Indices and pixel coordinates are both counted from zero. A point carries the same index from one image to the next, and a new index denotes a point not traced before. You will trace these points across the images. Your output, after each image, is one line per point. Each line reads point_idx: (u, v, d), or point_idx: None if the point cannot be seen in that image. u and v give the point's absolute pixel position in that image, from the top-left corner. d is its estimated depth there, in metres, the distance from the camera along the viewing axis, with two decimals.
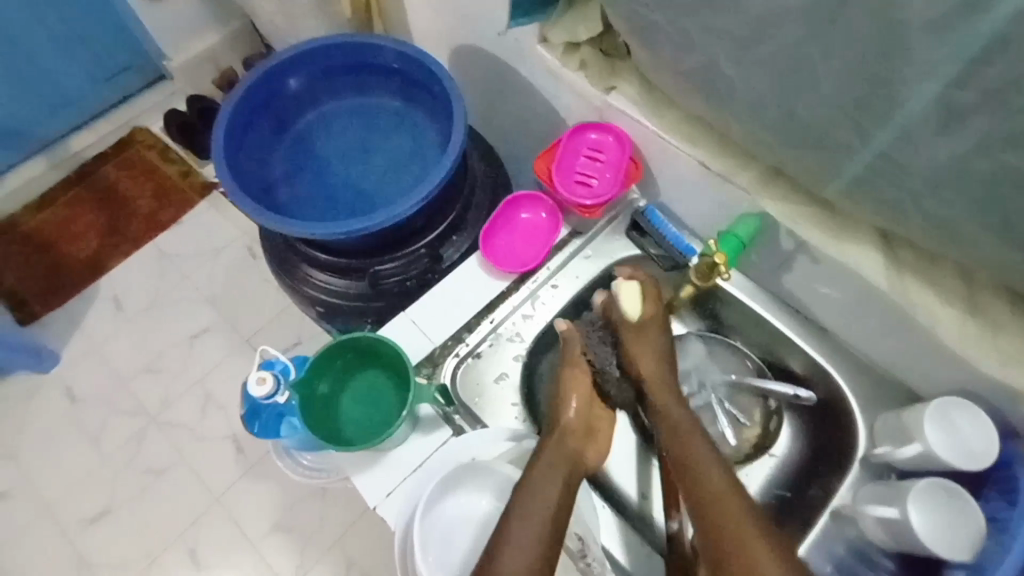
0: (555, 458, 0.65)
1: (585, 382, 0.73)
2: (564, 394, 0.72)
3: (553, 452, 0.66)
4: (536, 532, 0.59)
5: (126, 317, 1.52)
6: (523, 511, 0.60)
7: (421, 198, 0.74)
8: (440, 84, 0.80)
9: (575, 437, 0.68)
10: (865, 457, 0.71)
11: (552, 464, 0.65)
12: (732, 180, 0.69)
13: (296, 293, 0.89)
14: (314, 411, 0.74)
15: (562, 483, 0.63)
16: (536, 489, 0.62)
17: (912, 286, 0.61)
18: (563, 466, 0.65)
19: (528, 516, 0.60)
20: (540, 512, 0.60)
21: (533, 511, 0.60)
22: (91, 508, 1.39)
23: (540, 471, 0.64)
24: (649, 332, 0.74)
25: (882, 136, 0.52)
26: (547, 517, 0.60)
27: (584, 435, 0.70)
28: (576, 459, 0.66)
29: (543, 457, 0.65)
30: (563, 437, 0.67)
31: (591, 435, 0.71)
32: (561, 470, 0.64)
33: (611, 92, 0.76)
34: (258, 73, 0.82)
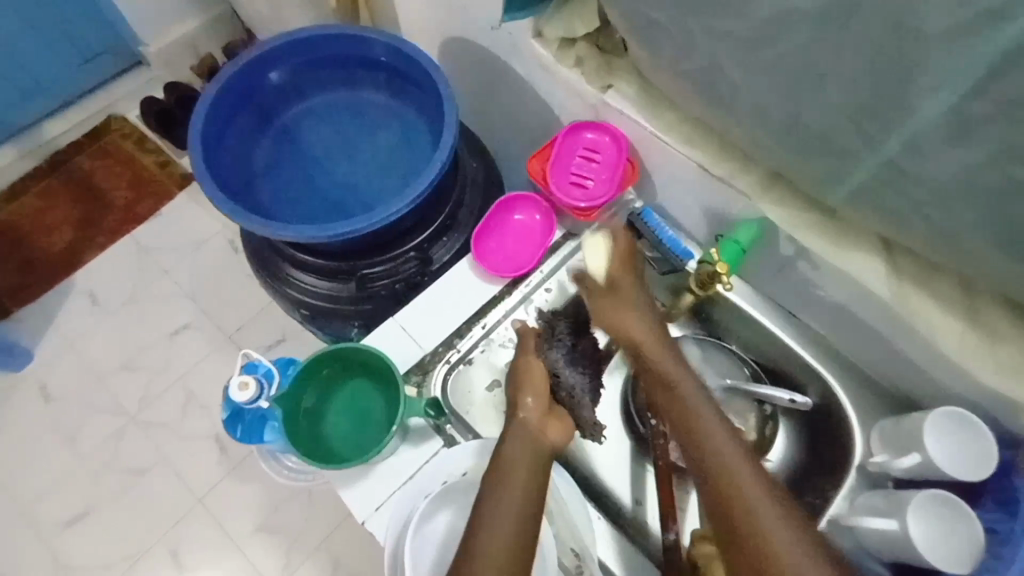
0: (522, 442, 0.62)
1: (543, 370, 0.69)
2: (518, 390, 0.67)
3: (516, 437, 0.63)
4: (513, 518, 0.56)
5: (102, 313, 1.47)
6: (495, 502, 0.57)
7: (410, 199, 0.71)
8: (430, 79, 0.77)
9: (538, 416, 0.65)
10: (862, 465, 0.70)
11: (517, 447, 0.62)
12: (732, 185, 0.68)
13: (280, 295, 0.86)
14: (299, 424, 0.71)
15: (529, 462, 0.60)
16: (507, 477, 0.59)
17: (912, 295, 0.61)
18: (530, 449, 0.62)
19: (500, 503, 0.57)
20: (511, 505, 0.57)
21: (505, 505, 0.57)
22: (68, 510, 1.35)
23: (506, 461, 0.60)
24: (626, 290, 0.69)
25: (888, 144, 0.50)
26: (521, 502, 0.58)
27: (546, 414, 0.66)
28: (541, 439, 0.63)
29: (508, 444, 0.62)
30: (524, 421, 0.64)
31: (554, 415, 0.67)
32: (528, 446, 0.62)
33: (608, 91, 0.74)
34: (238, 64, 0.78)
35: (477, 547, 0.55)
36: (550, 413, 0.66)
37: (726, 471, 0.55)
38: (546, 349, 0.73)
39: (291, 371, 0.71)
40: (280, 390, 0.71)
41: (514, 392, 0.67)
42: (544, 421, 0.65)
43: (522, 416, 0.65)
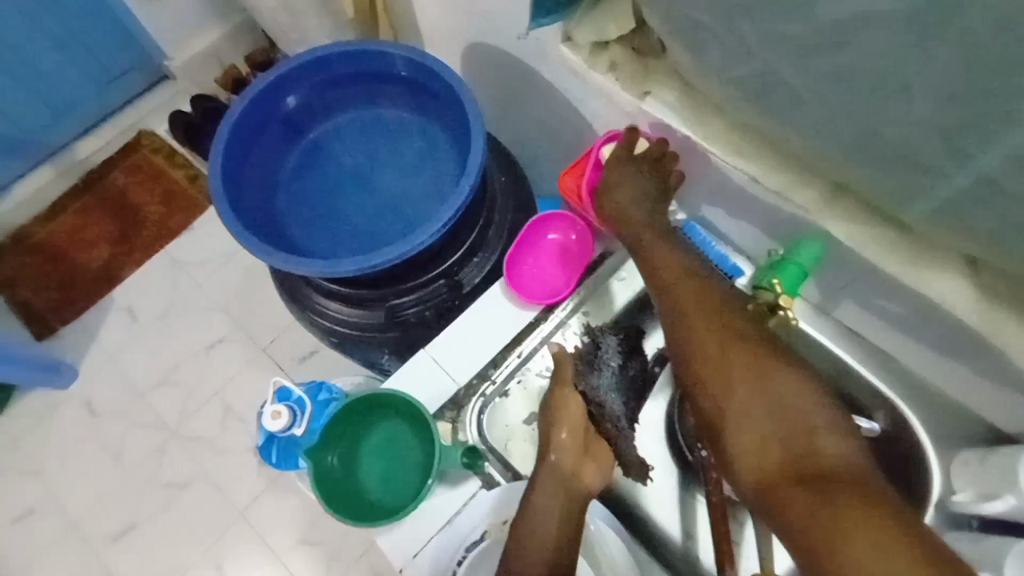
0: (552, 495, 0.59)
1: (577, 404, 0.65)
2: (550, 424, 0.64)
3: (546, 487, 0.60)
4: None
5: (141, 329, 1.49)
6: (522, 563, 0.56)
7: (440, 225, 0.67)
8: (454, 95, 0.73)
9: (572, 458, 0.62)
10: (942, 503, 0.63)
11: (545, 498, 0.59)
12: (788, 199, 0.62)
13: (310, 323, 0.84)
14: (334, 473, 0.68)
15: (560, 517, 0.58)
16: (533, 531, 0.57)
17: (1002, 319, 0.54)
18: (560, 500, 0.59)
19: (528, 566, 0.55)
20: (536, 564, 0.56)
21: (531, 563, 0.56)
22: (117, 524, 1.38)
23: (533, 514, 0.58)
24: (619, 181, 0.69)
25: (983, 159, 0.44)
26: (547, 568, 0.56)
27: (580, 454, 0.63)
28: (572, 483, 0.60)
29: (537, 494, 0.59)
30: (556, 463, 0.61)
31: (589, 454, 0.64)
32: (557, 499, 0.59)
33: (646, 98, 0.68)
34: (257, 87, 0.75)
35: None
36: (584, 451, 0.63)
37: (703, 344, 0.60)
38: (586, 375, 0.68)
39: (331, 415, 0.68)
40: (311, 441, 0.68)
41: (548, 426, 0.64)
42: (579, 462, 0.62)
43: (553, 458, 0.61)
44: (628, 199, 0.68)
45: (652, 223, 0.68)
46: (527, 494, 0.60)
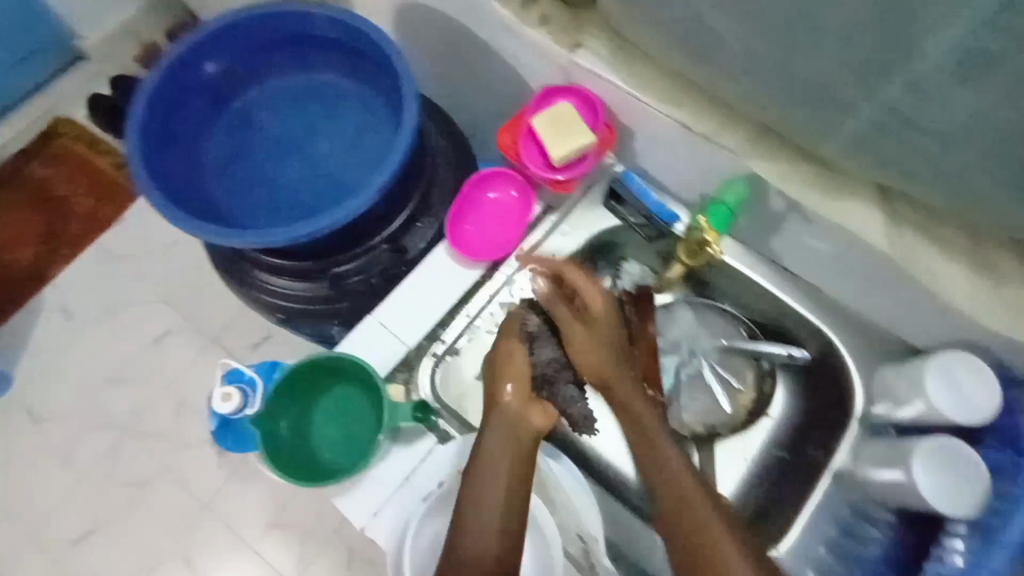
0: (503, 438, 0.60)
1: (522, 357, 0.66)
2: (499, 372, 0.65)
3: (496, 433, 0.61)
4: (496, 519, 0.56)
5: (79, 328, 1.41)
6: (477, 502, 0.56)
7: (376, 188, 0.66)
8: (383, 56, 0.71)
9: (518, 403, 0.63)
10: (864, 415, 0.70)
11: (498, 442, 0.60)
12: (718, 142, 0.63)
13: (252, 300, 0.82)
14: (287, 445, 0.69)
15: (512, 458, 0.59)
16: (485, 475, 0.57)
17: (914, 243, 0.58)
18: (511, 442, 0.60)
19: (484, 509, 0.56)
20: (492, 506, 0.56)
21: (488, 504, 0.56)
22: (75, 530, 1.33)
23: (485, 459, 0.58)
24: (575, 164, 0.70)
25: (888, 90, 0.46)
26: (502, 509, 0.56)
27: (527, 399, 0.64)
28: (522, 426, 0.61)
29: (488, 438, 0.60)
30: (503, 410, 0.62)
31: (536, 401, 0.65)
32: (508, 443, 0.60)
33: (578, 50, 0.68)
34: (172, 55, 0.71)
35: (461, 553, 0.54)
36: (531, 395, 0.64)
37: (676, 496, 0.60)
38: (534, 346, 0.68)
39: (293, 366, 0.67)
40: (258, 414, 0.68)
41: (498, 375, 0.65)
42: (525, 406, 0.63)
43: (502, 405, 0.63)
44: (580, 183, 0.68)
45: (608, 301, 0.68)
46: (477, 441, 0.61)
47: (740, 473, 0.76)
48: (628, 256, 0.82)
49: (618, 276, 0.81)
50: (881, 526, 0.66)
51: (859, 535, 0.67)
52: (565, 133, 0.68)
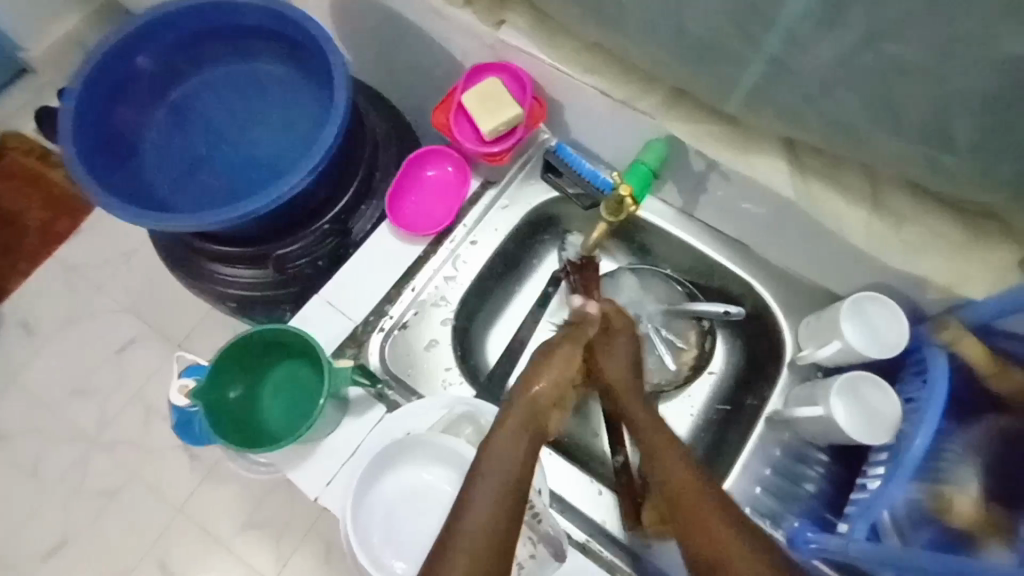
0: (519, 429, 0.58)
1: (561, 347, 0.66)
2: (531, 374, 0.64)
3: (518, 416, 0.60)
4: (494, 505, 0.52)
5: (39, 341, 1.40)
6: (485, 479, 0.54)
7: (310, 168, 0.69)
8: (313, 41, 0.74)
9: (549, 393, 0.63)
10: (793, 361, 0.74)
11: (516, 432, 0.58)
12: (636, 107, 0.67)
13: (205, 291, 0.84)
14: (230, 416, 0.68)
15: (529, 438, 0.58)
16: (497, 451, 0.56)
17: (816, 190, 0.62)
18: (525, 431, 0.59)
19: (493, 482, 0.53)
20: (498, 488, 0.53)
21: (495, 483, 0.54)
22: (46, 542, 1.32)
23: (498, 448, 0.56)
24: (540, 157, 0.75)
25: (769, 40, 0.51)
26: (510, 497, 0.53)
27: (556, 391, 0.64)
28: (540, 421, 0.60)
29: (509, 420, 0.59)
30: (536, 394, 0.62)
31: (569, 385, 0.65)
32: (524, 439, 0.58)
33: (502, 27, 0.70)
34: (103, 48, 0.72)
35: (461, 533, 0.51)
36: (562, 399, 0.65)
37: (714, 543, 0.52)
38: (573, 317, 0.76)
39: (246, 334, 0.67)
40: (200, 382, 0.66)
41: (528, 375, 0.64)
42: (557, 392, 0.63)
43: (532, 392, 0.62)
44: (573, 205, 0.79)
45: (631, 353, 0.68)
46: (492, 431, 0.58)
47: (690, 422, 0.79)
48: (571, 229, 0.85)
49: (562, 250, 0.84)
50: (815, 465, 0.70)
51: (793, 476, 0.71)
52: (496, 107, 0.71)
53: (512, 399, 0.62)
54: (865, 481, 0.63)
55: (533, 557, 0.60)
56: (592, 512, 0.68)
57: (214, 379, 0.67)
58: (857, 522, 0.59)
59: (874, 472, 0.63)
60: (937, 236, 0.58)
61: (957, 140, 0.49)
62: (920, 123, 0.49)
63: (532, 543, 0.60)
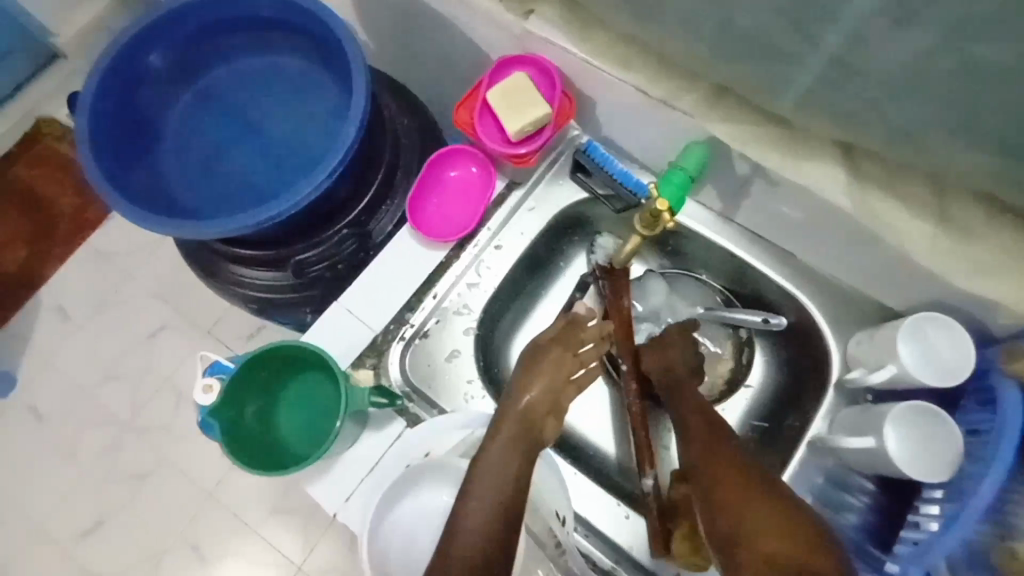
0: (510, 443, 0.53)
1: (553, 358, 0.61)
2: (522, 383, 0.59)
3: (506, 429, 0.55)
4: (487, 523, 0.48)
5: (75, 326, 1.43)
6: (479, 494, 0.49)
7: (328, 171, 0.66)
8: (332, 35, 0.70)
9: (541, 405, 0.58)
10: (840, 382, 0.68)
11: (506, 448, 0.53)
12: (675, 106, 0.61)
13: (227, 292, 0.82)
14: (242, 436, 0.67)
15: (522, 450, 0.53)
16: (489, 462, 0.51)
17: (876, 201, 0.56)
18: (517, 446, 0.53)
19: (485, 496, 0.49)
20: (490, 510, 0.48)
21: (487, 504, 0.49)
22: (85, 521, 1.36)
23: (488, 466, 0.51)
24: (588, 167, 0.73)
25: (832, 38, 0.45)
26: (501, 513, 0.48)
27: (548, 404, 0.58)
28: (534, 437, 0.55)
29: (498, 435, 0.54)
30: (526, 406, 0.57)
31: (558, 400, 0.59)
32: (515, 453, 0.53)
33: (531, 17, 0.65)
34: (116, 43, 0.70)
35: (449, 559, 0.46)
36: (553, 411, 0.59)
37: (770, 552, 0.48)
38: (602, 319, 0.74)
39: (251, 353, 0.65)
40: (214, 403, 0.65)
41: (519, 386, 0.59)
42: (550, 406, 0.58)
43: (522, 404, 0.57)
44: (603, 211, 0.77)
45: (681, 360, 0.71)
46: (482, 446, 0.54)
47: None
48: (601, 230, 0.80)
49: (591, 251, 0.80)
50: (859, 494, 0.65)
51: (835, 505, 0.66)
52: (525, 107, 0.66)
53: (501, 409, 0.57)
54: (917, 519, 0.59)
55: None
56: (617, 537, 0.66)
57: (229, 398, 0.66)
58: (908, 566, 0.55)
59: (928, 511, 0.58)
60: (1015, 256, 0.52)
61: None
62: (1004, 134, 0.43)
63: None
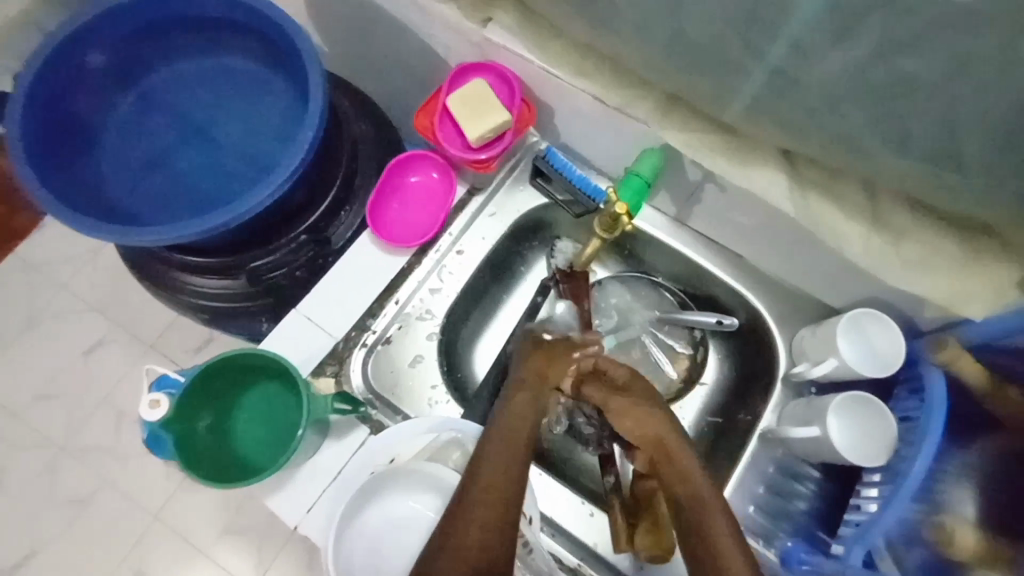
0: (532, 397, 0.61)
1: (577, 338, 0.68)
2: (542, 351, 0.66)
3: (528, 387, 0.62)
4: (505, 459, 0.54)
5: (5, 342, 1.33)
6: (499, 442, 0.55)
7: (285, 177, 0.65)
8: (288, 38, 0.69)
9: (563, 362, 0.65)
10: (787, 377, 0.72)
11: (530, 401, 0.60)
12: (630, 114, 0.64)
13: (176, 302, 0.79)
14: (195, 450, 0.63)
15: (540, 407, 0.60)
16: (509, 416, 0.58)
17: (817, 205, 0.60)
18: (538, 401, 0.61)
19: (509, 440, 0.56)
20: (505, 454, 0.55)
21: (504, 450, 0.55)
22: (17, 552, 1.27)
23: (507, 419, 0.58)
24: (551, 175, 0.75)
25: (775, 51, 0.48)
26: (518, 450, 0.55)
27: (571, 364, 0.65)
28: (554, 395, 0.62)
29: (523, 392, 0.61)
30: (547, 365, 0.64)
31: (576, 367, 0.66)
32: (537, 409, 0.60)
33: (488, 25, 0.66)
34: (52, 40, 0.66)
35: (469, 494, 0.51)
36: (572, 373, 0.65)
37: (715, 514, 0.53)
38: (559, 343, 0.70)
39: (206, 360, 0.63)
40: (165, 417, 0.62)
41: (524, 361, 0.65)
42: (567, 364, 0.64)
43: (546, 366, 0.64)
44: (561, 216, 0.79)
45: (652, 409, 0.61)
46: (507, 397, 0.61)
47: None
48: (560, 235, 0.82)
49: (551, 256, 0.82)
50: (807, 482, 0.69)
51: (785, 492, 0.70)
52: (485, 113, 0.67)
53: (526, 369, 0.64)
54: (859, 502, 0.63)
55: None
56: (583, 536, 0.66)
57: (181, 409, 0.63)
58: (852, 547, 0.58)
59: (868, 493, 0.62)
60: (940, 254, 0.56)
61: (965, 158, 0.47)
62: (926, 141, 0.47)
63: None
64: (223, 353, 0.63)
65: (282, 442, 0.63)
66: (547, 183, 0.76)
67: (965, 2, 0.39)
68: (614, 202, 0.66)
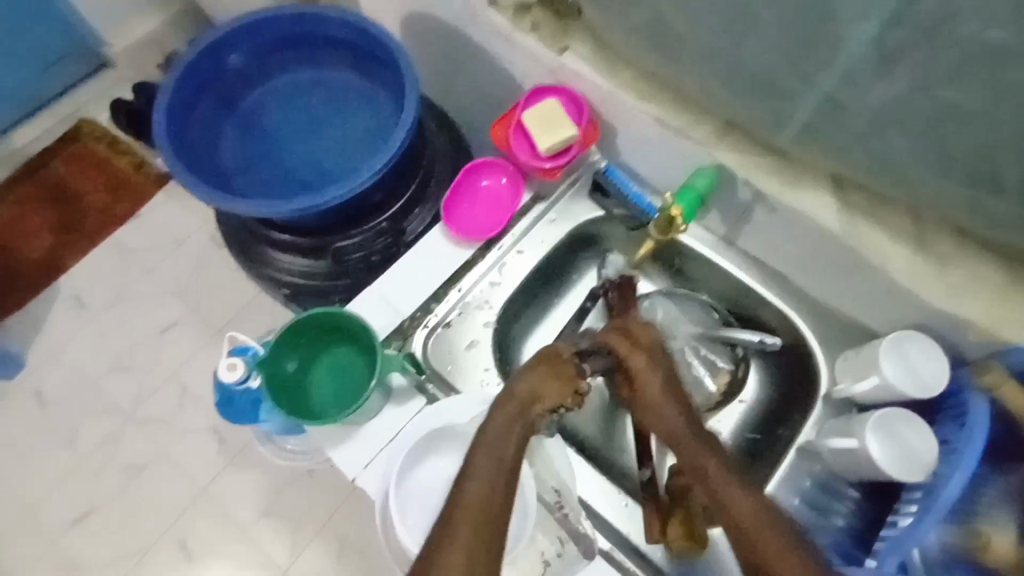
0: (509, 420, 0.59)
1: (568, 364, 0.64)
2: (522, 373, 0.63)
3: (501, 410, 0.60)
4: (486, 482, 0.55)
5: (89, 317, 1.38)
6: (477, 472, 0.56)
7: (374, 169, 0.74)
8: (389, 54, 0.80)
9: (531, 379, 0.62)
10: (828, 395, 0.74)
11: (507, 424, 0.59)
12: (689, 136, 0.70)
13: (261, 277, 0.88)
14: (278, 388, 0.72)
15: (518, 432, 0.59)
16: (486, 442, 0.57)
17: (863, 227, 0.63)
18: (515, 424, 0.59)
19: (488, 467, 0.56)
20: (485, 481, 0.55)
21: (482, 480, 0.55)
22: (74, 510, 1.27)
23: (488, 441, 0.58)
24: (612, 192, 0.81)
25: (827, 79, 0.53)
26: (497, 482, 0.56)
27: (541, 377, 0.62)
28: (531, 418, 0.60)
29: (496, 416, 0.59)
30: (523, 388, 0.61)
31: (551, 373, 0.63)
32: (514, 431, 0.59)
33: (565, 53, 0.75)
34: (198, 49, 0.80)
35: (457, 513, 0.54)
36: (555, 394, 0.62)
37: (756, 537, 0.54)
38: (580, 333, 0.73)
39: (303, 314, 0.72)
40: (263, 356, 0.73)
41: (523, 374, 0.63)
42: (541, 384, 0.62)
43: (519, 390, 0.61)
44: (617, 232, 0.85)
45: (664, 371, 0.65)
46: (487, 417, 0.60)
47: None
48: (611, 248, 0.87)
49: (603, 266, 0.87)
50: (845, 501, 0.70)
51: (823, 508, 0.70)
52: (556, 128, 0.75)
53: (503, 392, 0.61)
54: (895, 518, 0.63)
55: (559, 556, 0.62)
56: (617, 523, 0.69)
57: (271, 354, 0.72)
58: (887, 556, 0.60)
59: (904, 511, 0.63)
60: (980, 280, 0.60)
61: (1006, 182, 0.51)
62: (967, 167, 0.51)
63: (560, 541, 0.63)
64: (313, 313, 0.72)
65: (356, 395, 0.71)
66: (602, 197, 0.82)
67: (996, 39, 0.44)
68: (670, 203, 0.71)
